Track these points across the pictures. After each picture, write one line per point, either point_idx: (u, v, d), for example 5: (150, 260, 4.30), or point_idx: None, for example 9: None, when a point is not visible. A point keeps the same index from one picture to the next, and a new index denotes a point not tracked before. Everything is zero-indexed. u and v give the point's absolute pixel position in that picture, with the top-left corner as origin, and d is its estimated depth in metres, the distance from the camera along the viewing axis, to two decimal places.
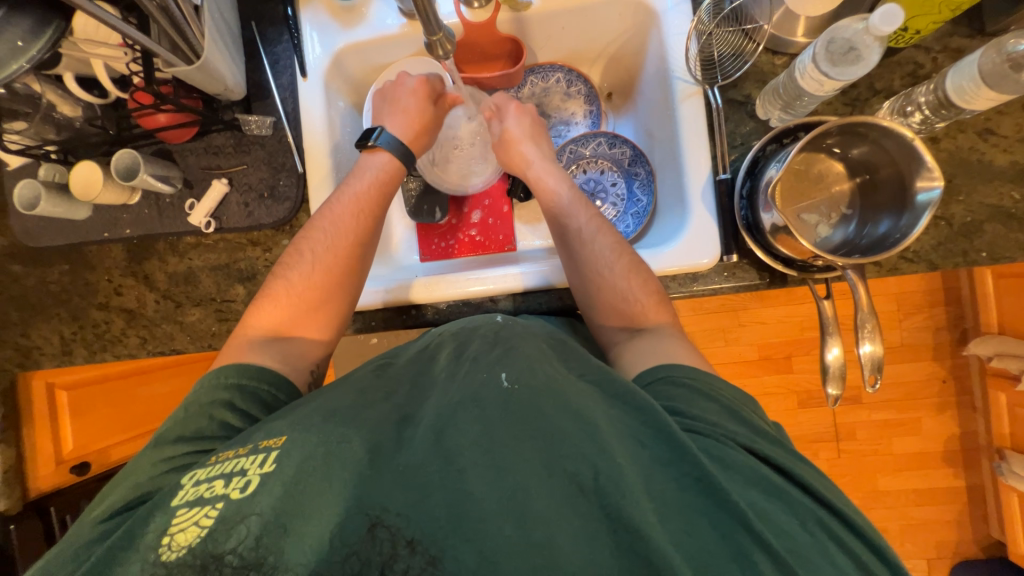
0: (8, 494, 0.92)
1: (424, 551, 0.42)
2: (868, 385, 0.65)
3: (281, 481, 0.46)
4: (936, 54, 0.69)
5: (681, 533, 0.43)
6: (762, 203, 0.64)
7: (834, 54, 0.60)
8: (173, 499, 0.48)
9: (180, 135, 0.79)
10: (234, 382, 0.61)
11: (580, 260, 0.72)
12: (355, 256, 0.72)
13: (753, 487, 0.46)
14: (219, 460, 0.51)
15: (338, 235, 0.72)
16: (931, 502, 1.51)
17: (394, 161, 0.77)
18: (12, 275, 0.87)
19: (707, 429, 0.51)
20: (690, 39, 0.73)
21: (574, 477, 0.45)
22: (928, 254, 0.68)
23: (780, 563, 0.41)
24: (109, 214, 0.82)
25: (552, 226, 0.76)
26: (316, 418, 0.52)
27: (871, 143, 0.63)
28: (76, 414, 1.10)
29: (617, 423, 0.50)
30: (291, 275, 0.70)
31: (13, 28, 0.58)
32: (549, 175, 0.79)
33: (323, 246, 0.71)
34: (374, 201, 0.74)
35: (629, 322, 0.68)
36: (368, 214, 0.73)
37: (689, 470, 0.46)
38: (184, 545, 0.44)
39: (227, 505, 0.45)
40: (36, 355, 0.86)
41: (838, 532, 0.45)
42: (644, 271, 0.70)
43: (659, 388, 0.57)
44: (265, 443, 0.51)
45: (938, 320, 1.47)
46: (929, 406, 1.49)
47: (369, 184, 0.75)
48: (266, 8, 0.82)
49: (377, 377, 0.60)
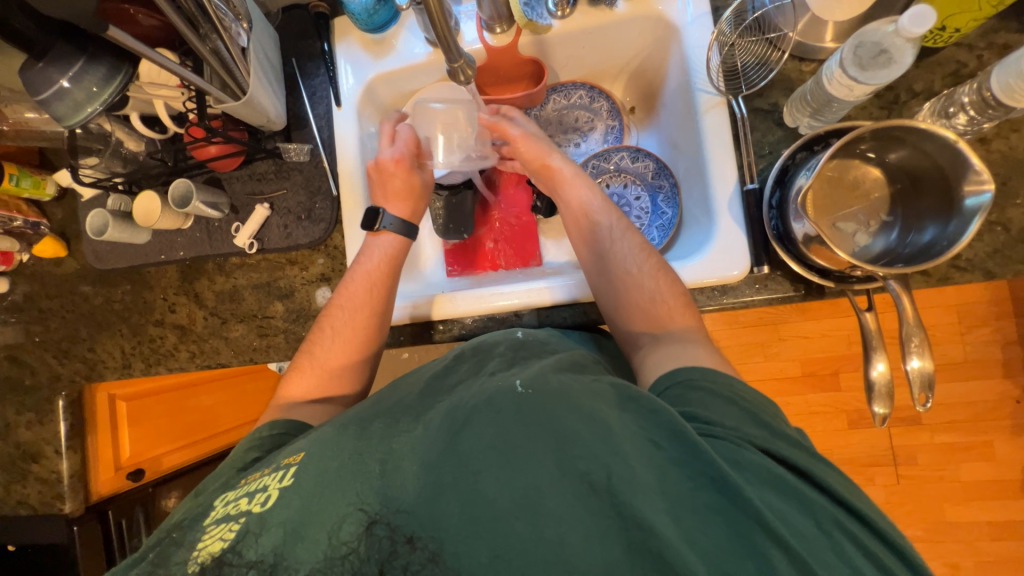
0: (74, 497, 0.98)
1: (424, 547, 0.44)
2: (918, 404, 0.60)
3: (297, 492, 0.50)
4: (981, 51, 0.65)
5: (695, 532, 0.42)
6: (792, 213, 0.62)
7: (862, 58, 0.58)
8: (207, 518, 0.52)
9: (227, 165, 0.85)
10: (267, 434, 0.64)
11: (605, 260, 0.73)
12: (376, 315, 0.76)
13: (766, 486, 0.44)
14: (247, 481, 0.55)
15: (355, 304, 0.75)
16: (1008, 538, 1.36)
17: (398, 239, 0.80)
18: (83, 295, 0.96)
19: (725, 433, 0.49)
20: (712, 50, 0.73)
21: (586, 477, 0.45)
22: (983, 262, 0.63)
23: (799, 564, 0.40)
24: (166, 238, 0.90)
25: (577, 230, 0.77)
26: (334, 430, 0.56)
27: (910, 147, 0.59)
28: (134, 424, 1.16)
29: (632, 424, 0.48)
30: (333, 308, 0.76)
31: (90, 76, 0.67)
32: (574, 175, 0.80)
33: (344, 318, 0.75)
34: (386, 270, 0.78)
35: (653, 322, 0.67)
36: (381, 284, 0.77)
37: (702, 468, 0.44)
38: (209, 556, 0.48)
39: (248, 518, 0.49)
40: (101, 367, 0.95)
41: (858, 534, 0.43)
42: (671, 273, 0.70)
43: (677, 393, 0.56)
44: (286, 461, 0.55)
45: (1007, 334, 1.35)
46: (1001, 429, 1.36)
47: (381, 258, 0.78)
48: (305, 45, 0.88)
49: (391, 391, 0.62)
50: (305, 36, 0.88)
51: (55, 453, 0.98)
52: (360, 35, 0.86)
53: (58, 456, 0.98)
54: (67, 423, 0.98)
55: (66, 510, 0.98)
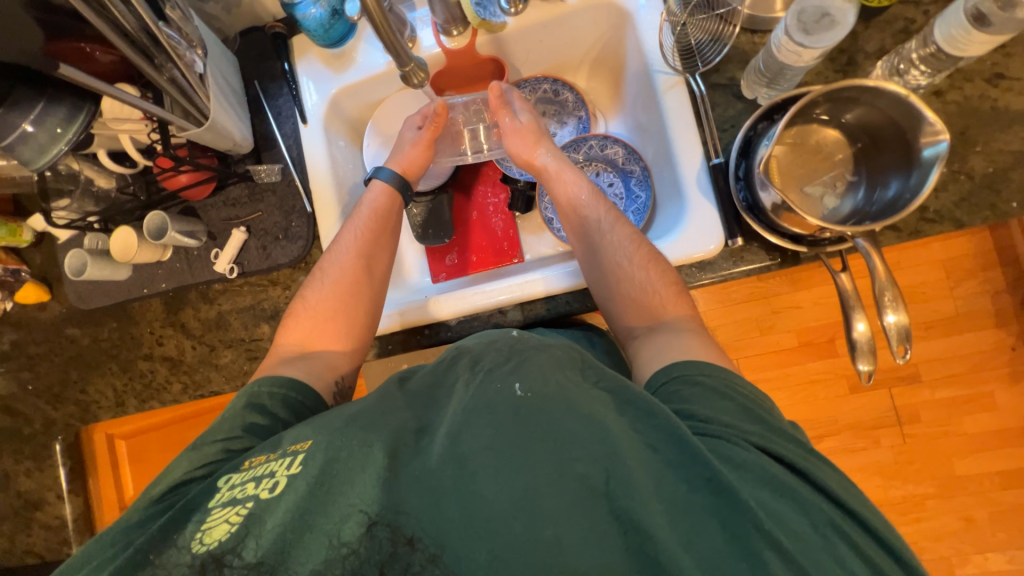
0: (80, 540, 0.97)
1: (425, 548, 0.45)
2: (899, 357, 0.60)
3: (306, 481, 0.50)
4: (927, 7, 0.66)
5: (691, 534, 0.43)
6: (758, 182, 0.63)
7: (807, 22, 0.58)
8: (211, 500, 0.52)
9: (200, 193, 0.86)
10: (267, 391, 0.65)
11: (596, 253, 0.74)
12: (366, 268, 0.78)
13: (761, 485, 0.45)
14: (253, 464, 0.55)
15: (347, 255, 0.78)
16: (1017, 484, 1.37)
17: (388, 189, 0.83)
18: (70, 336, 0.95)
19: (720, 431, 0.50)
20: (663, 32, 0.74)
21: (585, 480, 0.45)
22: (951, 212, 0.64)
23: (792, 564, 0.40)
24: (146, 272, 0.90)
25: (568, 223, 0.79)
26: (342, 421, 0.56)
27: (865, 106, 0.60)
28: (134, 462, 1.18)
29: (630, 429, 0.49)
30: (325, 268, 0.78)
31: (51, 118, 0.67)
32: (562, 169, 0.80)
33: (336, 267, 0.77)
34: (376, 222, 0.80)
35: (646, 315, 0.69)
36: (372, 235, 0.79)
37: (699, 470, 0.45)
38: (215, 540, 0.48)
39: (256, 504, 0.50)
40: (95, 408, 0.94)
41: (850, 533, 0.44)
42: (662, 261, 0.70)
43: (673, 389, 0.56)
44: (293, 447, 0.55)
45: (994, 283, 1.36)
46: (997, 377, 1.37)
47: (368, 213, 0.81)
48: (265, 66, 0.88)
49: (399, 390, 0.62)
50: (265, 58, 0.88)
51: (57, 498, 0.97)
52: (319, 50, 0.86)
53: (61, 501, 0.97)
54: (66, 466, 0.97)
55: (73, 553, 0.97)
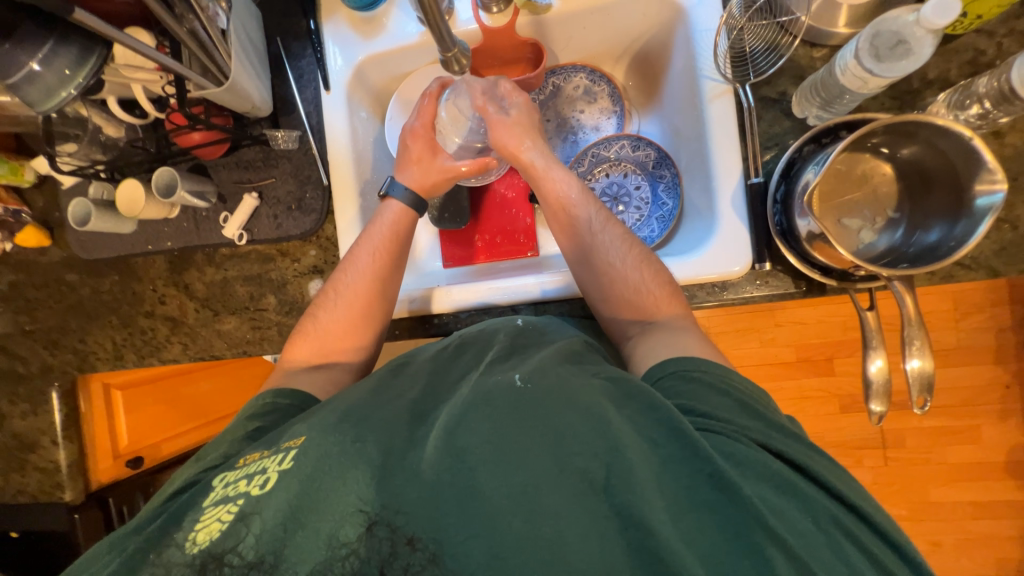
0: (73, 486, 0.99)
1: (424, 548, 0.44)
2: (916, 405, 0.60)
3: (298, 476, 0.49)
4: (1001, 38, 0.62)
5: (692, 532, 0.42)
6: (798, 209, 0.60)
7: (879, 47, 0.55)
8: (205, 499, 0.52)
9: (211, 152, 0.82)
10: (270, 400, 0.65)
11: (586, 256, 0.71)
12: (379, 290, 0.74)
13: (763, 482, 0.45)
14: (246, 462, 0.55)
15: (360, 272, 0.74)
16: (988, 516, 1.41)
17: (405, 210, 0.78)
18: (70, 284, 0.94)
19: (721, 428, 0.49)
20: (719, 34, 0.69)
21: (585, 475, 0.45)
22: (988, 260, 0.62)
23: (797, 563, 0.40)
24: (152, 228, 0.87)
25: (557, 225, 0.74)
26: (334, 416, 0.55)
27: (923, 143, 0.57)
28: (130, 410, 1.15)
29: (629, 423, 0.49)
30: (338, 286, 0.75)
31: (61, 58, 0.63)
32: (549, 167, 0.76)
33: (349, 283, 0.74)
34: (394, 243, 0.76)
35: (641, 314, 0.67)
36: (387, 253, 0.75)
37: (701, 466, 0.44)
38: (206, 539, 0.48)
39: (247, 500, 0.49)
40: (93, 359, 0.93)
41: (853, 529, 0.44)
42: (656, 263, 0.69)
43: (669, 383, 0.55)
44: (286, 443, 0.54)
45: (1001, 321, 1.36)
46: (989, 413, 1.39)
47: (386, 232, 0.76)
48: (289, 23, 0.83)
49: (394, 377, 0.62)
50: (290, 14, 0.83)
51: (51, 443, 0.98)
52: (348, 12, 0.81)
53: (55, 446, 0.98)
54: (62, 412, 0.97)
55: (66, 499, 0.99)
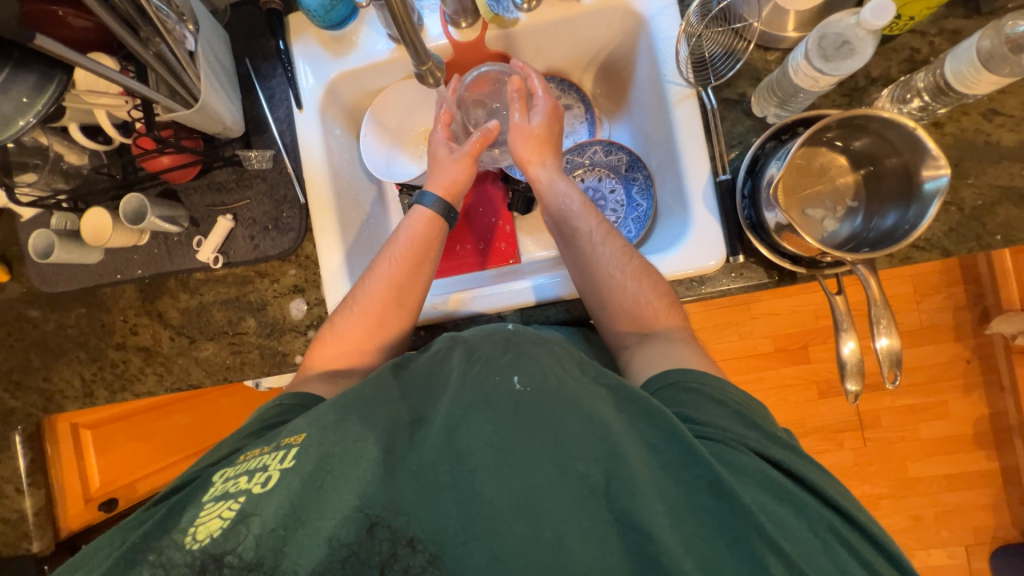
0: (42, 534, 0.93)
1: (425, 550, 0.45)
2: (888, 381, 0.63)
3: (299, 475, 0.48)
4: (933, 37, 0.68)
5: (692, 535, 0.43)
6: (764, 201, 0.64)
7: (826, 49, 0.59)
8: (204, 495, 0.50)
9: (182, 176, 0.80)
10: (282, 402, 0.63)
11: (586, 267, 0.72)
12: (398, 299, 0.73)
13: (762, 490, 0.46)
14: (246, 458, 0.53)
15: (380, 279, 0.73)
16: (963, 487, 1.47)
17: (433, 218, 0.77)
18: (31, 320, 0.89)
19: (720, 435, 0.50)
20: (680, 42, 0.72)
21: (586, 481, 0.46)
22: (940, 241, 0.67)
23: (790, 565, 0.41)
24: (120, 256, 0.84)
25: (559, 234, 0.76)
26: (331, 411, 0.54)
27: (873, 135, 0.61)
28: (101, 450, 1.10)
29: (630, 428, 0.50)
30: (358, 293, 0.74)
31: (18, 86, 0.61)
32: (555, 177, 0.78)
33: (367, 290, 0.73)
34: (416, 251, 0.75)
35: (638, 324, 0.68)
36: (409, 262, 0.74)
37: (701, 472, 0.45)
38: (207, 535, 0.46)
39: (248, 499, 0.47)
40: (59, 398, 0.89)
41: (849, 536, 0.45)
42: (655, 274, 0.70)
43: (668, 394, 0.57)
44: (287, 439, 0.52)
45: (956, 300, 1.44)
46: (954, 388, 1.46)
47: (406, 241, 0.75)
48: (258, 44, 0.83)
49: (393, 377, 0.62)
50: (258, 35, 0.83)
51: (16, 492, 0.91)
52: (317, 31, 0.81)
53: (21, 495, 0.91)
54: (27, 457, 0.92)
55: (34, 549, 0.93)
